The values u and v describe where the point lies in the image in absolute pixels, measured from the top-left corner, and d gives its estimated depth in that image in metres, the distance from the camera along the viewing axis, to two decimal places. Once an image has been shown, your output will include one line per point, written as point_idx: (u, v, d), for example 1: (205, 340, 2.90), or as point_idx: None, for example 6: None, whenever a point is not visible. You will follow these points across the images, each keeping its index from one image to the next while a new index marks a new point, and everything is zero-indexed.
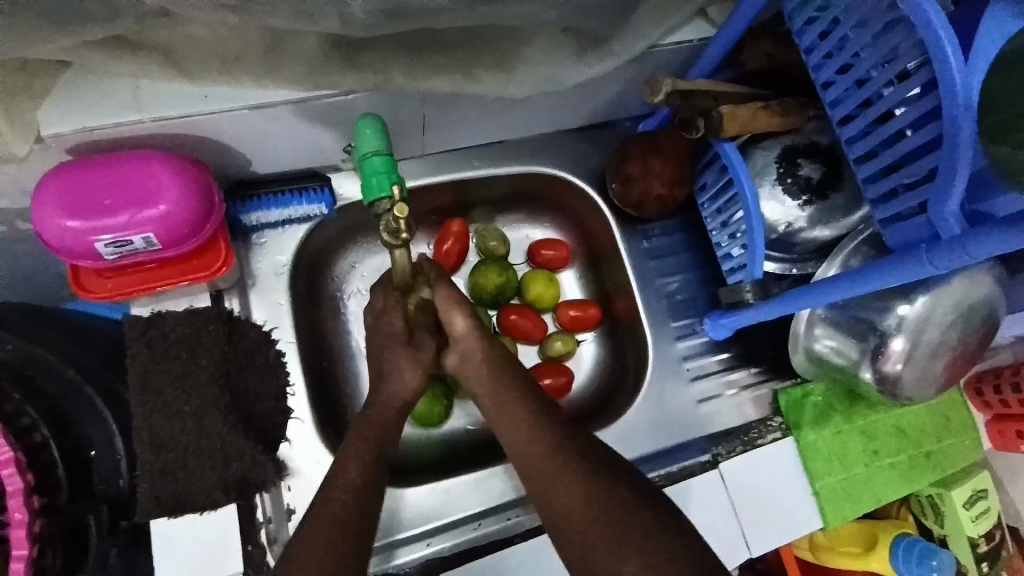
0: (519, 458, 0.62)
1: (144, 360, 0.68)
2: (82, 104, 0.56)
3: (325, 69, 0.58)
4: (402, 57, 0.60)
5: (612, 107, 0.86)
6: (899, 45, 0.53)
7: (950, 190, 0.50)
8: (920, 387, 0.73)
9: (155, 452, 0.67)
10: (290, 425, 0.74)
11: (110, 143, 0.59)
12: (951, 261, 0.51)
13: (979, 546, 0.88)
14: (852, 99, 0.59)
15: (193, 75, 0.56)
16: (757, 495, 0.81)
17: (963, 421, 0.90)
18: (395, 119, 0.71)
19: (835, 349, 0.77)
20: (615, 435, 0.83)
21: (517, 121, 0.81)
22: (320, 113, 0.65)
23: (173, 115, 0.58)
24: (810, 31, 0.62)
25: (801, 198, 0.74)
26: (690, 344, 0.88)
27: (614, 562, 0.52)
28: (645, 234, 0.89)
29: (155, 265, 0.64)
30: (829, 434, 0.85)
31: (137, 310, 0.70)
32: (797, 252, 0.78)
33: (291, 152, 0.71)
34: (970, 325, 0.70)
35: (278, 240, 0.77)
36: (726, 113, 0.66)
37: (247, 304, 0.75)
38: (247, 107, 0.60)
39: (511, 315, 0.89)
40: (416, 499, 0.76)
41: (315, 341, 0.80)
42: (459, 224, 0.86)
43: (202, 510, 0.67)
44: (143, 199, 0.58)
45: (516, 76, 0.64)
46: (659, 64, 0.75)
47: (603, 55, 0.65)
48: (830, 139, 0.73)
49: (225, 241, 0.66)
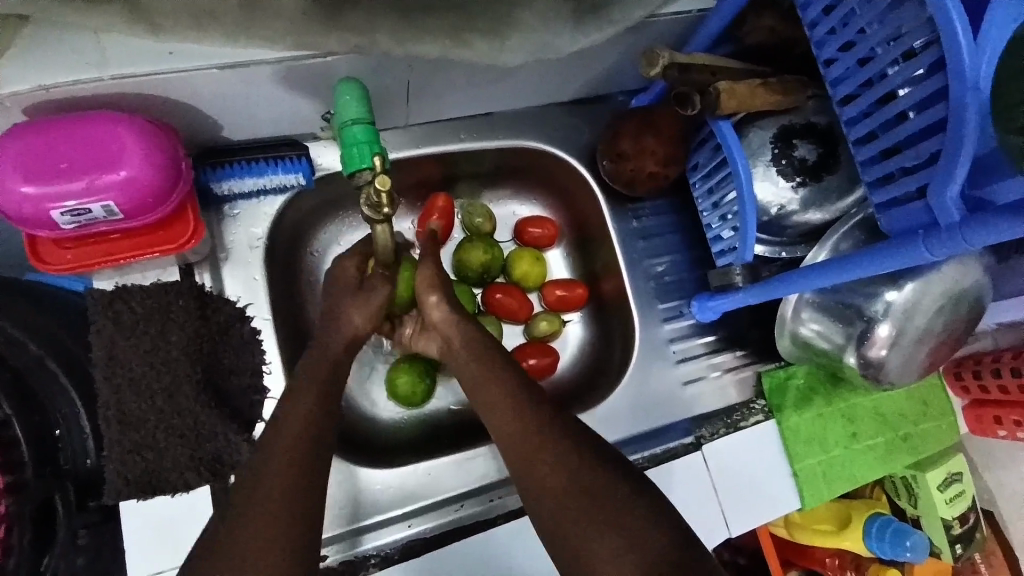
0: (504, 441, 0.60)
1: (110, 335, 0.65)
2: (37, 60, 0.52)
3: (304, 28, 0.54)
4: (386, 16, 0.55)
5: (606, 81, 0.83)
6: (906, 23, 0.51)
7: (953, 175, 0.48)
8: (903, 373, 0.73)
9: (123, 430, 0.64)
10: (267, 404, 0.70)
11: (67, 103, 0.55)
12: (949, 248, 0.49)
13: (952, 528, 0.89)
14: (854, 78, 0.57)
15: (161, 31, 0.52)
16: (738, 477, 0.82)
17: (941, 406, 0.91)
18: (379, 85, 0.68)
19: (820, 333, 0.77)
20: (598, 417, 0.82)
21: (507, 92, 0.78)
22: (297, 77, 0.61)
23: (135, 73, 0.54)
24: (813, 5, 0.59)
25: (794, 180, 0.72)
26: (677, 326, 0.87)
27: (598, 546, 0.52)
28: (635, 214, 0.88)
29: (119, 235, 0.60)
30: (811, 417, 0.85)
31: (100, 283, 0.67)
32: (787, 235, 0.77)
33: (267, 119, 0.67)
34: (956, 312, 0.70)
35: (253, 211, 0.73)
36: (723, 90, 0.63)
37: (219, 278, 0.71)
38: (217, 66, 0.56)
39: (495, 294, 0.87)
40: (396, 480, 0.74)
41: (293, 319, 0.77)
42: (444, 199, 0.83)
43: (174, 491, 0.65)
44: (104, 164, 0.53)
45: (509, 42, 0.60)
46: (656, 35, 0.72)
47: (600, 24, 0.63)
48: (827, 120, 0.72)
49: (194, 212, 0.62)
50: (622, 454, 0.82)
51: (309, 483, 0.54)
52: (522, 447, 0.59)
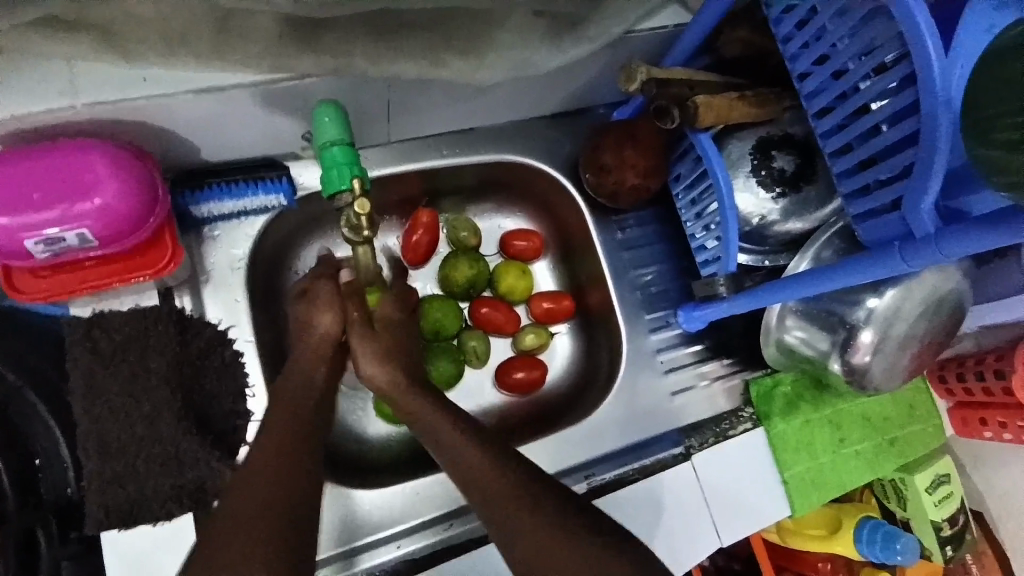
0: (491, 460, 0.59)
1: (88, 363, 0.64)
2: (7, 88, 0.51)
3: (279, 50, 0.54)
4: (363, 37, 0.55)
5: (586, 94, 0.83)
6: (877, 37, 0.51)
7: (927, 187, 0.49)
8: (888, 378, 0.74)
9: (102, 461, 0.63)
10: (251, 428, 0.70)
11: (40, 131, 0.54)
12: (926, 260, 0.50)
13: (942, 530, 0.90)
14: (829, 91, 0.57)
15: (134, 57, 0.51)
16: (728, 487, 0.82)
17: (927, 409, 0.92)
18: (358, 104, 0.67)
19: (805, 340, 0.78)
20: (588, 430, 0.82)
21: (488, 107, 0.78)
22: (275, 98, 0.60)
23: (110, 100, 0.54)
24: (787, 19, 0.60)
25: (774, 191, 0.73)
26: (664, 336, 0.87)
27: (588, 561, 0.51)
28: (619, 225, 0.88)
29: (95, 262, 0.59)
30: (799, 424, 0.85)
31: (77, 310, 0.66)
32: (769, 244, 0.77)
33: (245, 140, 0.67)
34: (937, 316, 0.70)
35: (233, 232, 0.72)
36: (700, 104, 0.64)
37: (200, 301, 0.71)
38: (193, 91, 0.55)
39: (482, 308, 0.86)
40: (385, 500, 0.74)
41: (277, 340, 0.76)
42: (428, 215, 0.83)
43: (156, 520, 0.63)
44: (78, 191, 0.53)
45: (487, 61, 0.61)
46: (634, 50, 0.72)
47: (578, 40, 0.63)
48: (805, 131, 0.73)
49: (172, 237, 0.62)
50: (612, 467, 0.82)
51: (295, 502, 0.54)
52: (509, 469, 0.58)
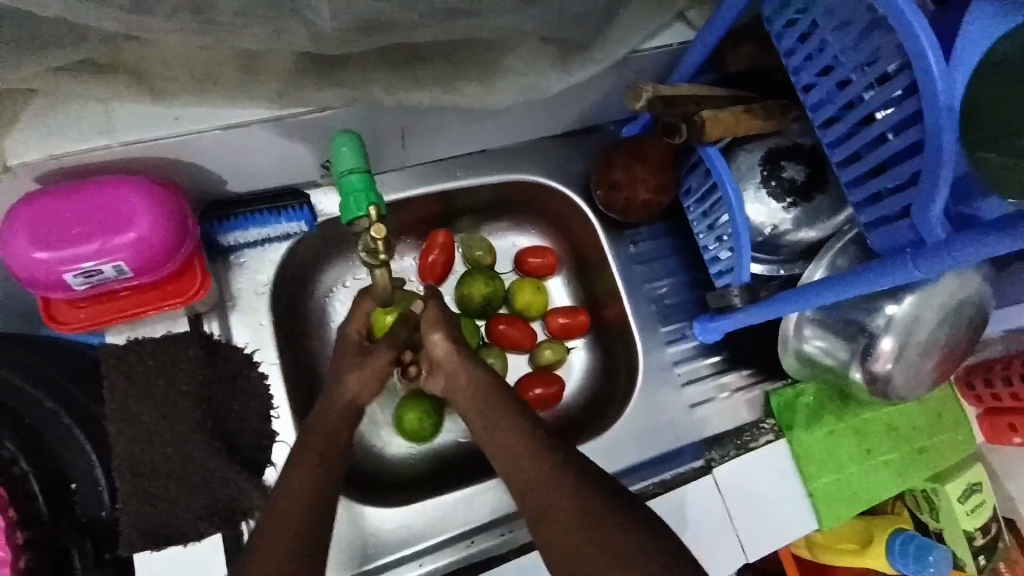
0: (512, 476, 0.60)
1: (123, 388, 0.66)
2: (49, 132, 0.55)
3: (300, 84, 0.57)
4: (377, 69, 0.58)
5: (595, 112, 0.85)
6: (879, 48, 0.52)
7: (934, 194, 0.49)
8: (911, 386, 0.73)
9: (134, 482, 0.65)
10: (275, 448, 0.71)
11: (79, 169, 0.58)
12: (937, 267, 0.50)
13: (975, 540, 0.88)
14: (834, 102, 0.58)
15: (164, 95, 0.55)
16: (752, 500, 0.81)
17: (955, 417, 0.91)
18: (374, 132, 0.70)
19: (824, 349, 0.77)
20: (607, 444, 0.82)
21: (499, 129, 0.80)
22: (295, 130, 0.63)
23: (142, 138, 0.57)
24: (790, 34, 0.61)
25: (785, 200, 0.73)
26: (681, 349, 0.87)
27: None
28: (632, 239, 0.89)
29: (129, 292, 0.62)
30: (822, 434, 0.84)
31: (113, 337, 0.68)
32: (784, 254, 0.77)
33: (269, 170, 0.70)
34: (958, 322, 0.69)
35: (258, 258, 0.75)
36: (707, 118, 0.66)
37: (227, 326, 0.73)
38: (220, 127, 0.58)
39: (499, 325, 0.88)
40: (407, 518, 0.74)
41: (299, 361, 0.78)
42: (443, 234, 0.85)
43: (187, 541, 0.65)
44: (113, 226, 0.56)
45: (496, 86, 0.63)
46: (640, 68, 0.74)
47: (584, 62, 0.65)
48: (813, 140, 0.73)
49: (200, 265, 0.64)
50: (633, 482, 0.82)
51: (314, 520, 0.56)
52: (530, 482, 0.59)
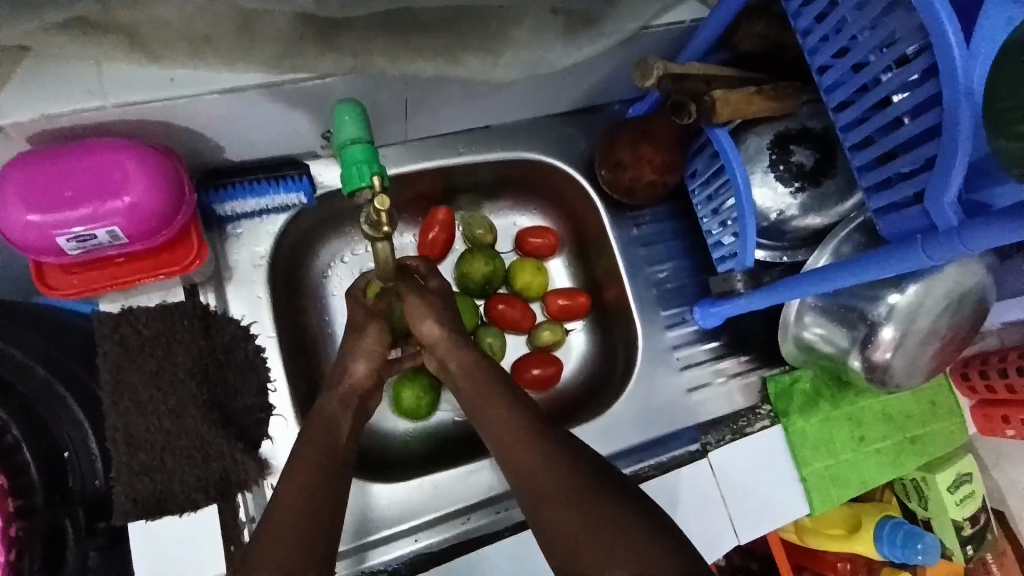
0: (511, 456, 0.59)
1: (117, 358, 0.65)
2: (40, 91, 0.53)
3: (301, 49, 0.55)
4: (381, 36, 0.56)
5: (602, 90, 0.83)
6: (898, 29, 0.51)
7: (948, 180, 0.48)
8: (909, 375, 0.73)
9: (129, 452, 0.64)
10: (273, 422, 0.71)
11: (72, 131, 0.56)
12: (948, 254, 0.50)
13: (963, 529, 0.90)
14: (848, 85, 0.57)
15: (159, 57, 0.53)
16: (746, 484, 0.81)
17: (949, 407, 0.91)
18: (376, 103, 0.68)
19: (824, 337, 0.77)
20: (603, 426, 0.82)
21: (503, 105, 0.78)
22: (296, 97, 0.61)
23: (138, 101, 0.55)
24: (806, 13, 0.59)
25: (793, 185, 0.72)
26: (680, 333, 0.87)
27: (611, 558, 0.51)
28: (634, 221, 0.88)
29: (124, 259, 0.61)
30: (818, 421, 0.85)
31: (106, 306, 0.67)
32: (787, 240, 0.77)
33: (267, 139, 0.68)
34: (959, 312, 0.69)
35: (255, 231, 0.73)
36: (718, 98, 0.64)
37: (224, 298, 0.72)
38: (218, 92, 0.57)
39: (498, 305, 0.87)
40: (402, 494, 0.74)
41: (296, 335, 0.77)
42: (444, 211, 0.84)
43: (182, 511, 0.65)
44: (108, 190, 0.54)
45: (503, 59, 0.61)
46: (650, 46, 0.72)
47: (593, 36, 0.63)
48: (823, 124, 0.72)
49: (197, 234, 0.63)
50: (629, 463, 0.82)
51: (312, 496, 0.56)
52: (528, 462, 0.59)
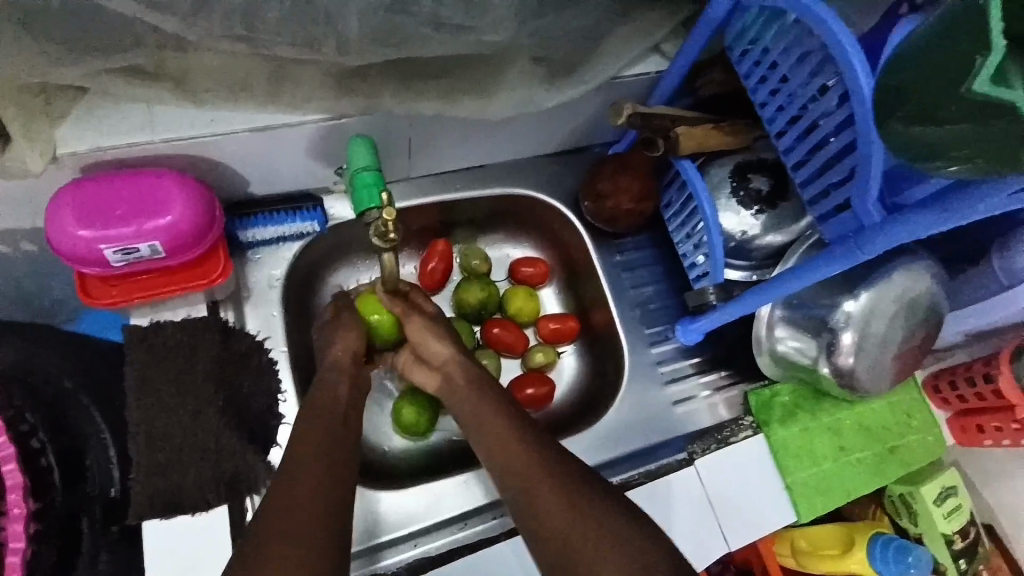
0: (512, 457, 0.64)
1: (144, 364, 0.71)
2: (97, 127, 0.62)
3: (323, 93, 0.65)
4: (391, 83, 0.67)
5: (583, 134, 0.94)
6: (819, 64, 0.61)
7: (868, 185, 0.56)
8: (874, 379, 0.79)
9: (150, 451, 0.69)
10: (282, 430, 0.76)
11: (120, 162, 0.65)
12: (877, 246, 0.57)
13: (954, 543, 0.92)
14: (785, 114, 0.67)
15: (202, 100, 0.62)
16: (734, 491, 0.84)
17: (926, 419, 0.96)
18: (385, 142, 0.78)
19: (797, 349, 0.83)
20: (596, 436, 0.87)
21: (494, 145, 0.89)
22: (317, 137, 0.71)
23: (180, 135, 0.64)
24: (745, 59, 0.70)
25: (754, 208, 0.81)
26: (663, 349, 0.93)
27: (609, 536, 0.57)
28: (617, 249, 0.96)
29: (158, 273, 0.68)
30: (798, 431, 0.89)
31: (136, 319, 0.73)
32: (756, 259, 0.85)
33: (287, 175, 0.77)
34: (913, 319, 0.76)
35: (273, 256, 0.81)
36: (681, 133, 0.76)
37: (242, 315, 0.78)
38: (250, 129, 0.66)
39: (493, 328, 0.94)
40: (402, 502, 0.78)
41: (306, 354, 0.83)
42: (443, 244, 0.92)
43: (195, 509, 0.68)
44: (152, 210, 0.62)
45: (493, 100, 0.71)
46: (622, 92, 0.83)
47: (569, 82, 0.73)
48: (777, 155, 0.82)
49: (224, 252, 0.70)
50: (621, 470, 0.86)
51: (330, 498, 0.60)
52: (527, 457, 0.63)
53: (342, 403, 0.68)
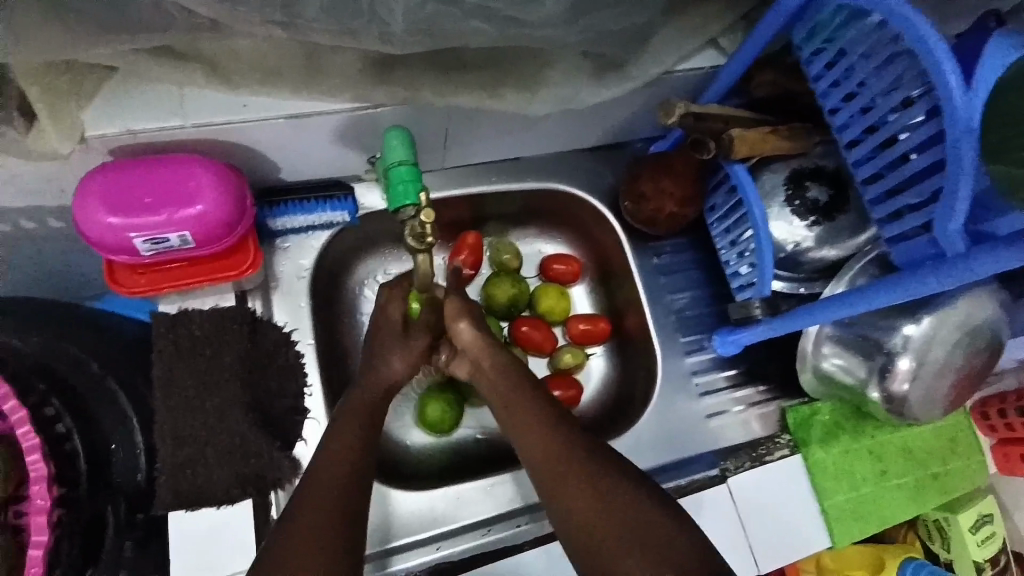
0: (547, 465, 0.61)
1: (170, 356, 0.70)
2: (127, 110, 0.59)
3: (359, 81, 0.62)
4: (431, 73, 0.63)
5: (625, 129, 0.89)
6: (904, 73, 0.55)
7: (953, 211, 0.52)
8: (926, 407, 0.75)
9: (175, 445, 0.68)
10: (307, 425, 0.74)
11: (149, 146, 0.62)
12: (955, 279, 0.52)
13: (985, 571, 0.88)
14: (858, 124, 0.61)
15: (235, 85, 0.59)
16: (765, 512, 0.82)
17: (970, 446, 0.91)
18: (419, 132, 0.74)
19: (843, 367, 0.79)
20: (625, 446, 0.84)
21: (531, 139, 0.84)
22: (352, 126, 0.68)
23: (212, 121, 0.61)
24: (817, 60, 0.65)
25: (808, 219, 0.76)
26: (699, 359, 0.89)
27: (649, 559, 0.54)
28: (655, 251, 0.92)
29: (187, 263, 0.66)
30: (838, 453, 0.85)
31: (164, 307, 0.72)
32: (804, 272, 0.80)
33: (318, 163, 0.74)
34: (974, 346, 0.71)
35: (301, 245, 0.79)
36: (736, 136, 0.70)
37: (269, 305, 0.77)
38: (284, 116, 0.63)
39: (523, 327, 0.90)
40: (425, 503, 0.76)
41: (331, 345, 0.81)
42: (473, 236, 0.88)
43: (219, 504, 0.68)
44: (182, 200, 0.60)
45: (536, 94, 0.67)
46: (672, 88, 0.78)
47: (619, 78, 0.68)
48: (837, 162, 0.77)
49: (253, 243, 0.68)
50: (653, 483, 0.83)
51: (342, 500, 0.60)
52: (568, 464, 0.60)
53: (375, 401, 0.67)
